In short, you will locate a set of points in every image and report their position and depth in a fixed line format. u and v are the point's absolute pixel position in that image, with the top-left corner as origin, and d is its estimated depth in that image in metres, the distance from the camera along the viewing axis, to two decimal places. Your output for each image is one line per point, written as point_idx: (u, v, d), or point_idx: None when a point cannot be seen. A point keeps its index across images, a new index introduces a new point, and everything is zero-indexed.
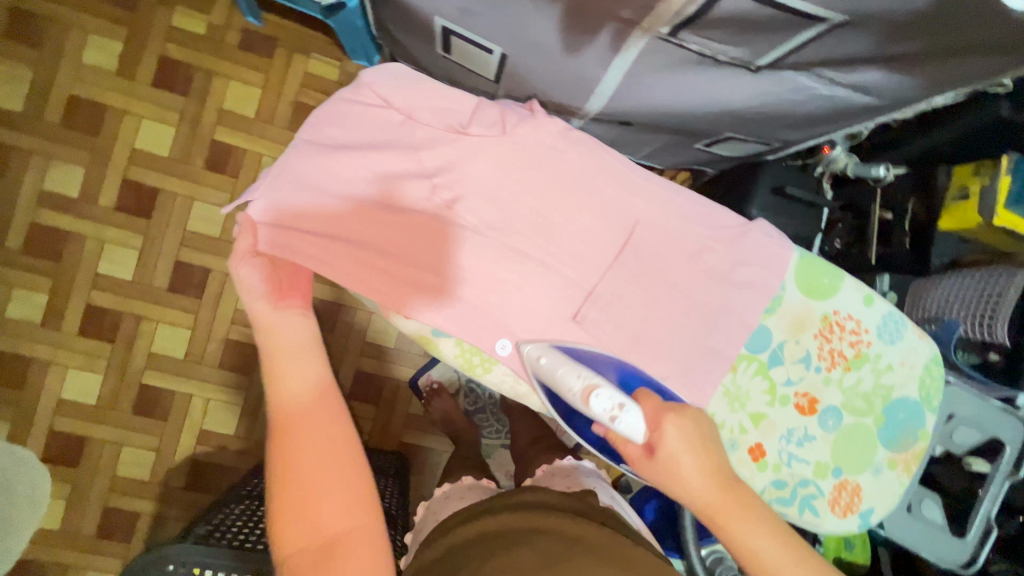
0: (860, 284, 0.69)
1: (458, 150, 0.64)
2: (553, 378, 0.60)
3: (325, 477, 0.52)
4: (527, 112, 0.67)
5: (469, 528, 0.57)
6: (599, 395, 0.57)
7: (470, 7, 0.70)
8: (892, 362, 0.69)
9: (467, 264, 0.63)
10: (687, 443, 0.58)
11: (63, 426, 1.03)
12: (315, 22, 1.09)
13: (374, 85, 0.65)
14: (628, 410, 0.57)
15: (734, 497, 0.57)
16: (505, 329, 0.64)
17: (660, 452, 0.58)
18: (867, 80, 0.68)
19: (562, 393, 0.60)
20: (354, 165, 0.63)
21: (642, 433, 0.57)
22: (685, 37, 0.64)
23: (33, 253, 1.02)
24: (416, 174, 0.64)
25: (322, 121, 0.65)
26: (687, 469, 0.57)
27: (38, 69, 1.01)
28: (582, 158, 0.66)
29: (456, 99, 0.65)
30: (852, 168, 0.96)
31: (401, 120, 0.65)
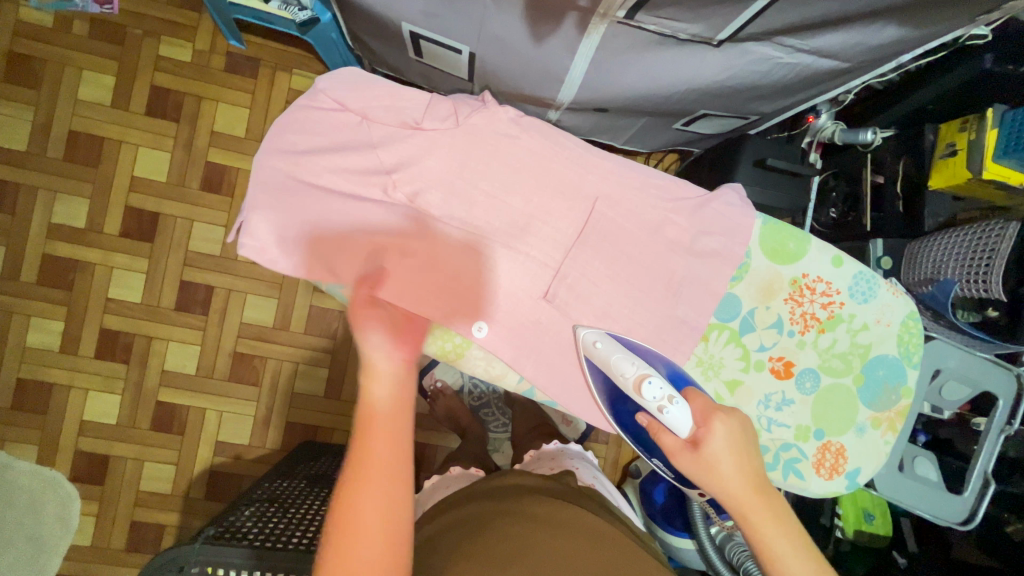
0: (826, 245, 0.68)
1: (415, 145, 0.66)
2: (606, 363, 0.64)
3: (379, 513, 0.47)
4: (480, 102, 0.68)
5: (453, 510, 0.61)
6: (650, 383, 0.59)
7: (432, 11, 0.72)
8: (868, 321, 0.69)
9: (437, 255, 0.67)
10: (731, 443, 0.56)
11: (87, 446, 1.08)
12: (294, 39, 1.12)
13: (330, 90, 0.67)
14: (677, 402, 0.58)
15: (767, 500, 0.54)
16: (479, 312, 0.67)
17: (704, 448, 0.55)
18: (828, 44, 0.70)
19: (616, 379, 0.63)
20: (320, 168, 0.65)
21: (689, 426, 0.58)
22: (642, 18, 0.66)
23: (47, 284, 1.07)
24: (376, 171, 0.66)
25: (284, 128, 0.66)
26: (729, 469, 0.54)
27: (40, 108, 1.07)
28: (537, 144, 0.68)
29: (413, 96, 0.67)
30: (840, 135, 0.97)
31: (357, 121, 0.67)
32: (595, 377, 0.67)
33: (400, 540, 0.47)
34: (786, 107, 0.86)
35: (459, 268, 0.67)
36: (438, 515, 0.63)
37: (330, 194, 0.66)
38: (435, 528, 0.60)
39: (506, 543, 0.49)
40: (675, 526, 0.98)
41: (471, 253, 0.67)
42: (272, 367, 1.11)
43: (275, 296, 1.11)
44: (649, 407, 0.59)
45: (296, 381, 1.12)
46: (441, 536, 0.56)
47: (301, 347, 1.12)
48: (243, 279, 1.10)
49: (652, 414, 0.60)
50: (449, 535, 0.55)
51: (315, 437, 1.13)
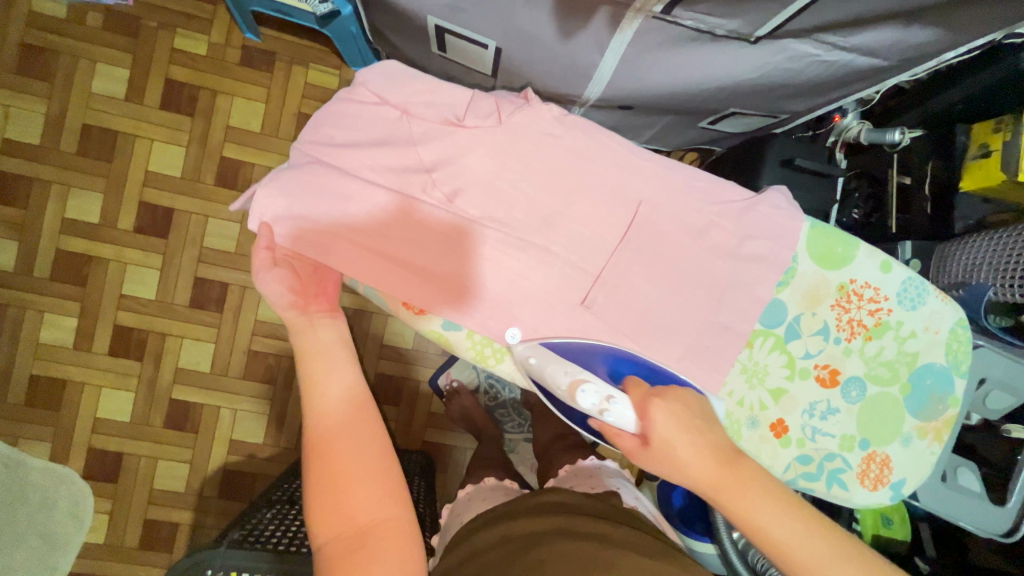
0: (875, 250, 0.67)
1: (454, 143, 0.65)
2: (543, 376, 0.63)
3: (355, 471, 0.52)
4: (522, 100, 0.67)
5: (500, 526, 0.61)
6: (584, 390, 0.57)
7: (465, 4, 0.70)
8: (916, 329, 0.67)
9: (487, 260, 0.65)
10: (676, 423, 0.54)
11: (100, 444, 1.07)
12: (310, 32, 1.10)
13: (369, 83, 0.66)
14: (617, 401, 0.56)
15: (735, 470, 0.53)
16: (514, 318, 0.65)
17: (653, 439, 0.53)
18: (872, 41, 0.68)
19: (554, 390, 0.62)
20: (358, 165, 0.65)
21: (634, 422, 0.56)
22: (679, 14, 0.65)
23: (60, 280, 1.05)
24: (415, 169, 0.65)
25: (324, 122, 0.66)
26: (683, 451, 0.53)
27: (52, 101, 1.05)
28: (581, 143, 0.67)
29: (453, 93, 0.66)
30: (865, 134, 0.94)
31: (397, 116, 0.66)
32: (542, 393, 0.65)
33: (389, 483, 0.53)
34: (817, 107, 0.83)
35: (463, 261, 0.65)
36: (483, 528, 0.63)
37: (370, 195, 0.64)
38: (484, 540, 0.60)
39: (563, 560, 0.49)
40: (696, 529, 0.97)
41: (506, 252, 0.66)
42: (287, 364, 1.11)
43: None
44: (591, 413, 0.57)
45: None
46: (491, 552, 0.56)
47: None
48: None
49: (597, 418, 0.58)
50: (501, 551, 0.55)
51: None
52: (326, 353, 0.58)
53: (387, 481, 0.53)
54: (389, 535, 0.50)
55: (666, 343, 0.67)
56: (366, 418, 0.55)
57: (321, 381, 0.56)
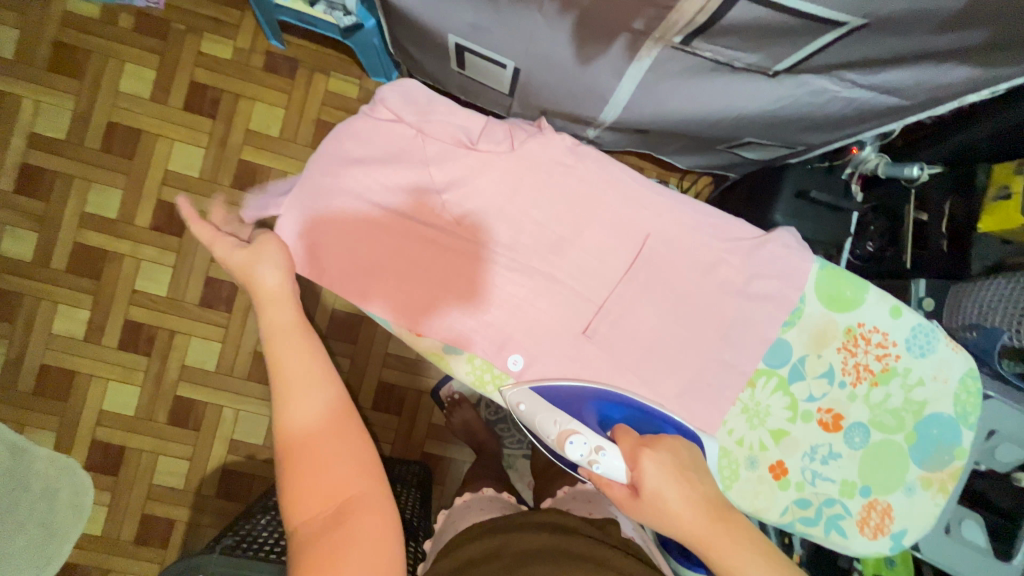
0: (885, 295, 0.66)
1: (468, 166, 0.66)
2: (532, 424, 0.61)
3: (329, 449, 0.53)
4: (536, 128, 0.68)
5: (495, 537, 0.60)
6: (572, 441, 0.57)
7: (485, 25, 0.72)
8: (924, 377, 0.66)
9: (493, 282, 0.66)
10: (666, 474, 0.52)
11: (103, 436, 1.09)
12: (334, 41, 1.11)
13: (388, 101, 0.66)
14: (606, 452, 0.55)
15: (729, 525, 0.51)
16: (515, 345, 0.65)
17: (644, 490, 0.52)
18: (892, 81, 0.67)
19: (543, 440, 0.61)
20: (370, 182, 0.65)
21: (624, 472, 0.54)
22: (698, 45, 0.64)
23: (76, 272, 1.07)
24: (427, 188, 0.66)
25: (342, 135, 0.66)
26: (674, 502, 0.51)
27: (80, 98, 1.07)
28: (593, 173, 0.67)
29: (470, 115, 0.66)
30: (882, 168, 0.91)
31: (412, 134, 0.66)
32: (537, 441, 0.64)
33: (364, 462, 0.53)
34: (833, 140, 0.83)
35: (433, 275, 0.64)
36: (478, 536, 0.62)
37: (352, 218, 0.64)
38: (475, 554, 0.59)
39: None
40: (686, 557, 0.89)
41: (511, 275, 0.66)
42: None
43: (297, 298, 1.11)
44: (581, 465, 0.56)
45: None
46: (484, 564, 0.56)
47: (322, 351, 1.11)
48: None
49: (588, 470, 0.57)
50: (495, 564, 0.55)
51: None
52: (293, 333, 0.59)
53: (358, 462, 0.53)
54: (360, 511, 0.51)
55: (672, 377, 0.66)
56: (336, 405, 0.55)
57: (288, 359, 0.57)
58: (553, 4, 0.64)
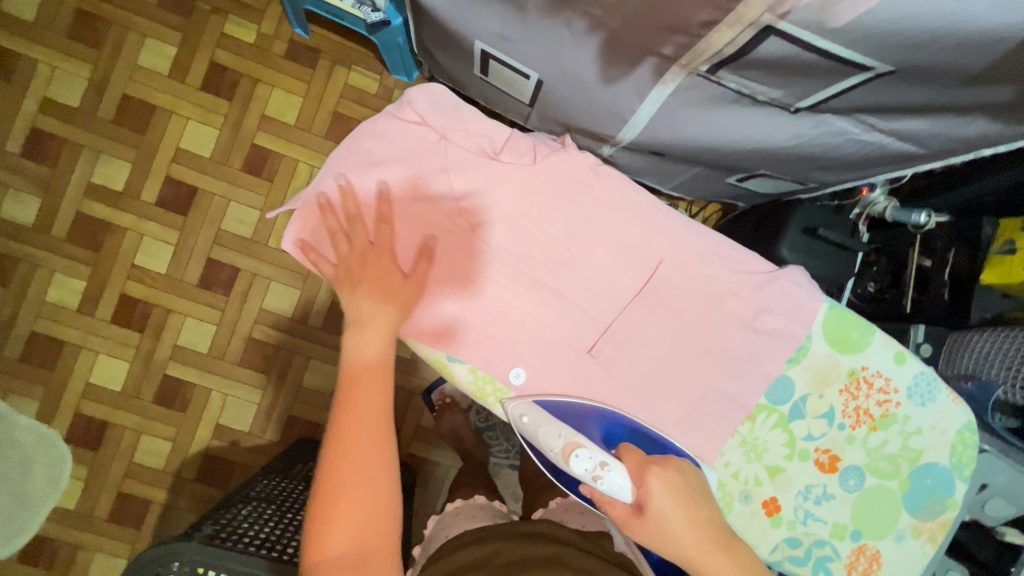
0: (891, 341, 0.66)
1: (488, 174, 0.65)
2: (535, 435, 0.60)
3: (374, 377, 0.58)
4: (559, 144, 0.68)
5: (487, 545, 0.60)
6: (577, 454, 0.55)
7: (512, 36, 0.73)
8: (922, 426, 0.66)
9: (500, 291, 0.65)
10: (672, 493, 0.54)
11: (87, 410, 1.07)
12: (358, 36, 1.11)
13: (416, 103, 0.66)
14: (611, 468, 0.54)
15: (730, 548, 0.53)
16: (520, 358, 0.65)
17: (648, 509, 0.53)
18: (911, 128, 0.67)
19: (545, 452, 0.60)
20: (387, 181, 0.65)
21: (629, 492, 0.54)
22: (724, 75, 0.64)
23: (76, 242, 1.06)
24: (445, 194, 0.65)
25: (362, 133, 0.65)
26: (677, 524, 0.53)
27: (97, 68, 1.07)
28: (611, 194, 0.67)
29: (494, 126, 0.67)
30: (891, 212, 0.90)
31: (435, 138, 0.66)
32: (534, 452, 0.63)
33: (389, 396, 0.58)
34: (846, 180, 0.83)
35: (417, 273, 0.63)
36: (472, 543, 0.62)
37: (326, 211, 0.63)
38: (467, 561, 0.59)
39: None
40: None
41: (519, 287, 0.66)
42: (285, 356, 1.10)
43: (297, 287, 1.10)
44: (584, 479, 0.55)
45: (306, 375, 1.11)
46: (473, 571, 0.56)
47: (318, 343, 1.11)
48: (269, 265, 1.09)
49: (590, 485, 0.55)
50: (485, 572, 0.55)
51: (316, 433, 1.11)
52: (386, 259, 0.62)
53: (378, 500, 0.53)
54: (367, 560, 0.51)
55: (672, 401, 0.66)
56: (380, 437, 0.55)
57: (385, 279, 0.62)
58: (582, 21, 0.64)
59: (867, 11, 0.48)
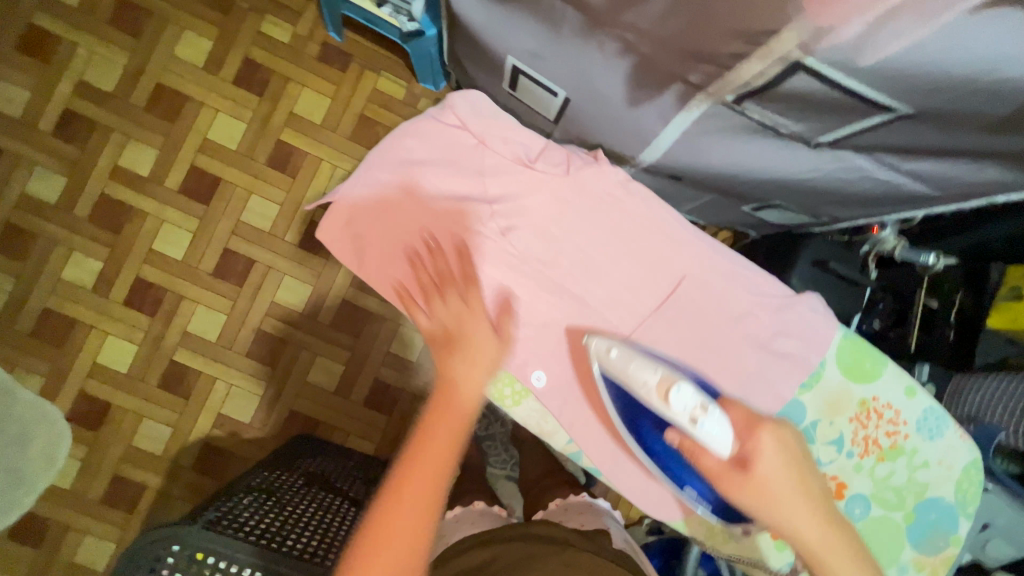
0: (903, 374, 0.67)
1: (520, 180, 0.69)
2: (625, 371, 0.60)
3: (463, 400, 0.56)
4: (592, 159, 0.71)
5: (487, 549, 0.61)
6: (679, 392, 0.54)
7: (545, 53, 0.75)
8: (929, 459, 0.67)
9: (519, 293, 0.68)
10: (778, 459, 0.55)
11: (91, 390, 1.07)
12: (389, 43, 1.14)
13: (456, 107, 0.70)
14: (711, 412, 0.54)
15: (832, 526, 0.55)
16: (542, 363, 0.68)
17: (756, 469, 0.54)
18: (927, 171, 0.67)
19: (635, 389, 0.59)
20: (426, 179, 0.69)
21: (729, 447, 0.54)
22: (749, 106, 0.66)
23: (96, 224, 1.08)
24: (478, 198, 0.69)
25: (404, 133, 0.70)
26: (779, 489, 0.54)
27: (134, 56, 1.10)
28: (640, 209, 0.69)
29: (531, 136, 0.71)
30: (901, 252, 0.86)
31: (473, 142, 0.70)
32: (610, 394, 0.64)
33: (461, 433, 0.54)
34: (859, 218, 0.84)
35: (504, 331, 0.62)
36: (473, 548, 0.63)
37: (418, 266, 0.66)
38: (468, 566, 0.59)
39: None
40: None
41: (538, 295, 0.68)
42: (291, 351, 1.11)
43: (310, 283, 1.11)
44: (680, 419, 0.54)
45: (311, 371, 1.12)
46: None
47: (325, 340, 1.12)
48: (283, 259, 1.10)
49: (685, 429, 0.55)
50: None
51: (316, 430, 1.12)
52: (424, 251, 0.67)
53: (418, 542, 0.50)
54: None
55: None
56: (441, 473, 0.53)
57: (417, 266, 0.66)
58: (615, 44, 0.66)
59: (894, 53, 0.50)
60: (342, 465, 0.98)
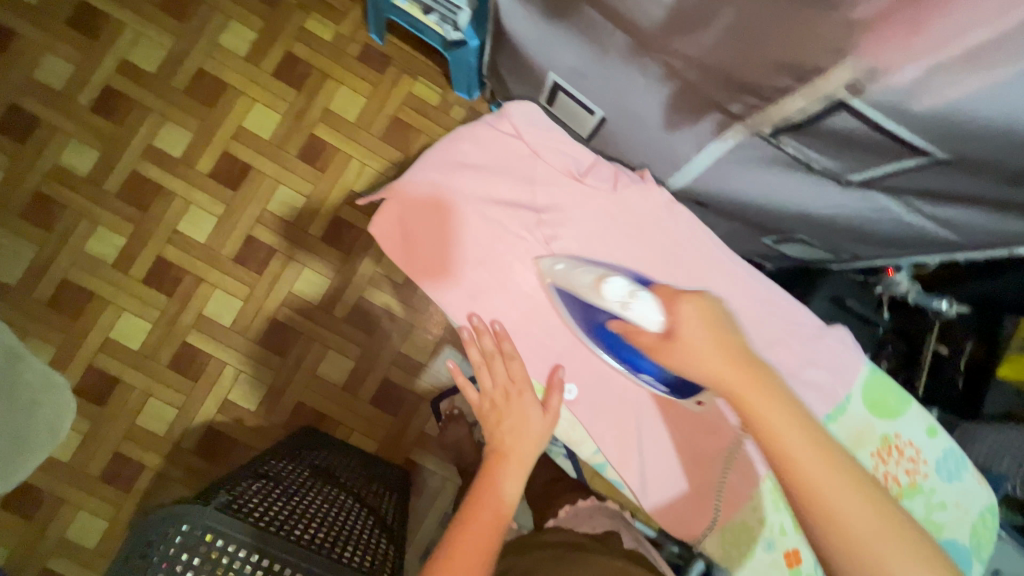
0: (925, 414, 0.74)
1: (569, 194, 0.76)
2: (568, 278, 0.70)
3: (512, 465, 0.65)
4: (638, 177, 0.77)
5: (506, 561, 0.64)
6: (610, 284, 0.63)
7: (588, 72, 0.78)
8: (947, 501, 0.73)
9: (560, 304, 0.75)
10: (701, 321, 0.57)
11: (101, 364, 1.07)
12: (429, 50, 1.17)
13: (513, 118, 0.76)
14: (639, 297, 0.60)
15: (762, 378, 0.53)
16: (574, 375, 0.76)
17: (679, 333, 0.56)
18: (953, 216, 0.67)
19: (579, 291, 0.68)
20: (480, 185, 0.75)
21: (656, 319, 0.59)
22: (784, 140, 0.68)
23: (124, 200, 1.09)
24: (528, 207, 0.75)
25: (461, 138, 0.76)
26: (704, 350, 0.55)
27: (178, 40, 1.12)
28: (682, 230, 0.76)
29: (581, 152, 0.77)
30: (913, 296, 0.90)
31: (527, 153, 0.76)
32: (567, 300, 0.72)
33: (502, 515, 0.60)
34: (880, 257, 0.84)
35: (551, 407, 0.71)
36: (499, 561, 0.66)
37: (467, 345, 0.73)
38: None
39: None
40: None
41: None
42: (303, 343, 1.11)
43: (328, 277, 1.12)
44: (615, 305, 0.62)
45: (321, 364, 1.12)
46: None
47: (338, 335, 1.12)
48: (304, 251, 1.11)
49: (620, 314, 0.62)
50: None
51: (320, 425, 1.11)
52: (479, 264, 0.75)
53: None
54: None
55: (710, 437, 0.76)
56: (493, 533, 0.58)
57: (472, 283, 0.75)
58: (659, 69, 0.69)
59: (943, 100, 0.50)
60: (347, 462, 0.98)
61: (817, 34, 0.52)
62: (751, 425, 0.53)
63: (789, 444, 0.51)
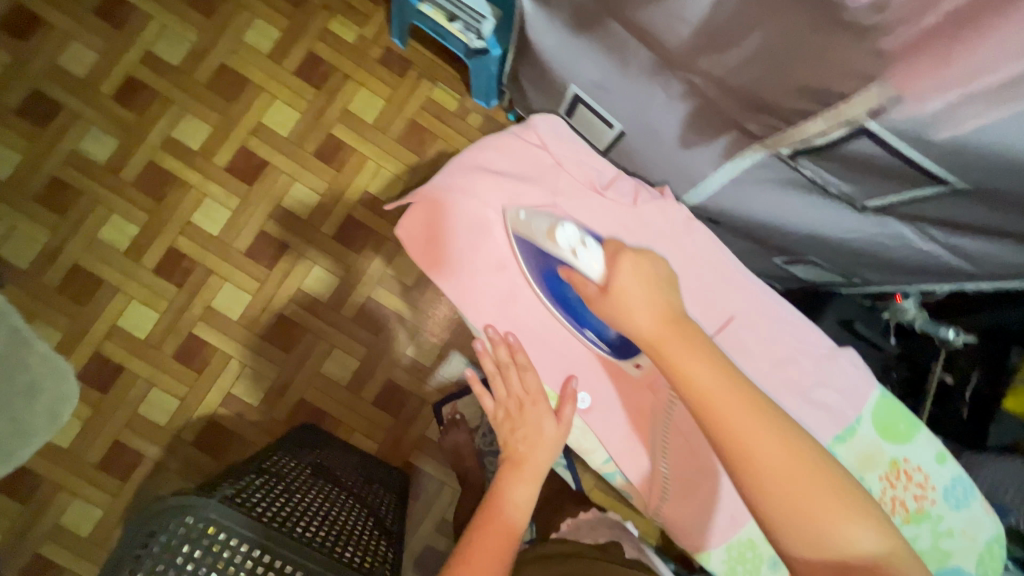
0: (935, 440, 0.74)
1: (589, 204, 0.78)
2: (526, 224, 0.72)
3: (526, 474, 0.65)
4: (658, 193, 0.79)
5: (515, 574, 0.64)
6: (562, 230, 0.66)
7: (609, 86, 0.79)
8: (954, 528, 0.74)
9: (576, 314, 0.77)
10: (637, 274, 0.60)
11: (107, 351, 1.07)
12: (449, 56, 1.18)
13: (539, 129, 0.79)
14: (587, 245, 0.64)
15: (685, 329, 0.55)
16: (587, 385, 0.77)
17: (613, 285, 0.59)
18: (967, 247, 0.67)
19: (534, 238, 0.70)
20: (505, 191, 0.77)
21: (599, 270, 0.62)
22: (803, 162, 0.68)
23: (140, 189, 1.10)
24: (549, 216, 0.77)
25: (488, 145, 0.79)
26: (636, 303, 0.57)
27: (203, 34, 1.13)
28: (700, 245, 0.77)
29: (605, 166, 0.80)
30: (920, 323, 0.88)
31: (552, 163, 0.79)
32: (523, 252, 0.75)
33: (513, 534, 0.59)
34: (890, 284, 0.84)
35: (565, 417, 0.70)
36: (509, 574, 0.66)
37: (480, 357, 0.73)
38: None
39: None
40: None
41: None
42: (309, 340, 1.11)
43: (337, 275, 1.12)
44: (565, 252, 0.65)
45: (325, 362, 1.12)
46: None
47: (344, 334, 1.12)
48: (315, 249, 1.12)
49: (569, 262, 0.65)
50: None
51: (321, 423, 1.11)
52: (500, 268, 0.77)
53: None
54: None
55: None
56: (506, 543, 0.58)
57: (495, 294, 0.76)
58: (681, 86, 0.70)
59: (966, 131, 0.51)
60: (348, 461, 0.98)
61: (843, 60, 0.53)
62: (670, 374, 0.53)
63: (697, 379, 0.51)
